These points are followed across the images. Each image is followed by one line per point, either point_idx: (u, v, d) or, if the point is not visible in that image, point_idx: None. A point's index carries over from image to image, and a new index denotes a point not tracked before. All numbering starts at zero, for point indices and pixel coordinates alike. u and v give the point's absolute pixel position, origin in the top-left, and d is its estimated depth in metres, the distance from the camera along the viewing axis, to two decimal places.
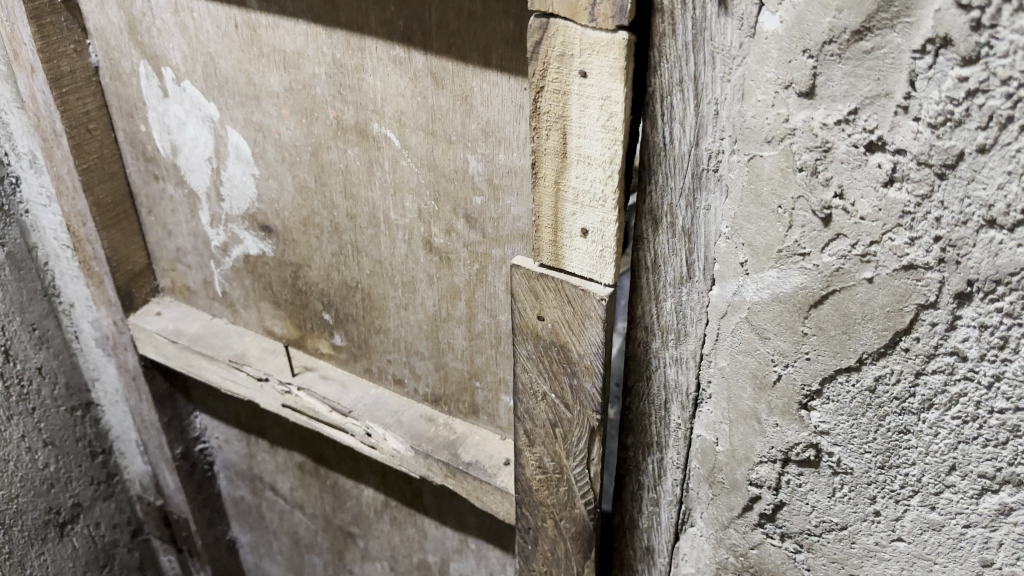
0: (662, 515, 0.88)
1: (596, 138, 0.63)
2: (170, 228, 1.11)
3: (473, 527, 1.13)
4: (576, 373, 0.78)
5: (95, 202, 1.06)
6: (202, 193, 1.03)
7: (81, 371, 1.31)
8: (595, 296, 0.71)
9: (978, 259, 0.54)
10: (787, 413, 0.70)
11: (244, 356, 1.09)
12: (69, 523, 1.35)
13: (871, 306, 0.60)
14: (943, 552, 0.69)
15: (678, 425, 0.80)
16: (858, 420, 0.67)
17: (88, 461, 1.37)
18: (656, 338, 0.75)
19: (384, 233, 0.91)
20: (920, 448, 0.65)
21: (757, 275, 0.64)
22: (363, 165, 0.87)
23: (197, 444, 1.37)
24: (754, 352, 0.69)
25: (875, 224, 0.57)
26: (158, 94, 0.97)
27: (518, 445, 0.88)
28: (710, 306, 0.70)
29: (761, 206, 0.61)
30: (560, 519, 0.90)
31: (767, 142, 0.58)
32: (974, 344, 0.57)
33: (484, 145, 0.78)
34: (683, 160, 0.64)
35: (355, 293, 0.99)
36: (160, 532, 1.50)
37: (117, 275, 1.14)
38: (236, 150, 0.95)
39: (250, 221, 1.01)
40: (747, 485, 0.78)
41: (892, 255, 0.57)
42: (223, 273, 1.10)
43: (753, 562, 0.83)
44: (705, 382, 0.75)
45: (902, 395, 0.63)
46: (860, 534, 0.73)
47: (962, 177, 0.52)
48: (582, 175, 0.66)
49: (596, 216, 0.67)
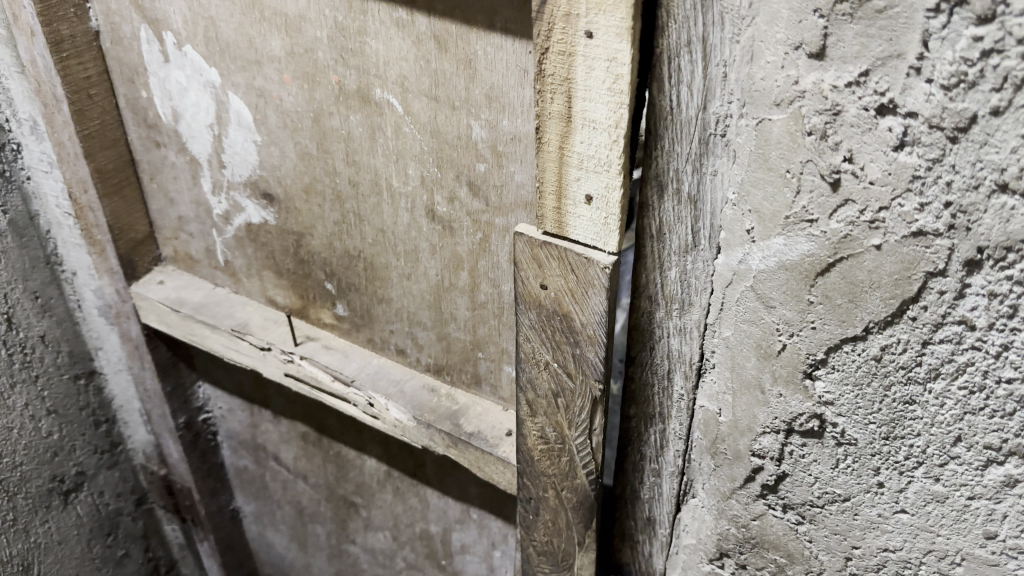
0: (663, 486, 0.88)
1: (601, 101, 0.62)
2: (172, 196, 1.10)
3: (475, 497, 1.13)
4: (579, 342, 0.77)
5: (96, 169, 1.05)
6: (203, 160, 1.02)
7: (84, 340, 1.30)
8: (599, 264, 0.71)
9: (989, 225, 0.53)
10: (791, 382, 0.70)
11: (247, 325, 1.09)
12: (73, 491, 1.36)
13: (878, 275, 0.59)
14: (946, 524, 0.69)
15: (681, 396, 0.79)
16: (863, 390, 0.66)
17: (91, 430, 1.37)
18: (660, 308, 0.75)
19: (386, 201, 0.90)
20: (925, 419, 0.64)
21: (763, 243, 0.63)
22: (365, 131, 0.86)
23: (200, 414, 1.37)
24: (759, 321, 0.68)
25: (884, 189, 0.56)
26: (159, 59, 0.96)
27: (520, 415, 0.88)
28: (715, 275, 0.69)
29: (769, 171, 0.60)
30: (562, 489, 0.90)
31: (776, 106, 0.57)
32: (983, 313, 0.57)
33: (488, 111, 0.76)
34: (690, 124, 0.63)
35: (357, 262, 0.98)
36: (163, 501, 1.51)
37: (119, 243, 1.13)
38: (237, 116, 0.94)
39: (252, 188, 1.00)
40: (749, 456, 0.78)
41: (901, 222, 0.56)
42: (225, 242, 1.09)
43: (754, 533, 0.83)
44: (709, 352, 0.74)
45: (908, 364, 0.62)
46: (863, 506, 0.73)
47: (974, 141, 0.51)
48: (587, 140, 0.65)
49: (601, 181, 0.66)
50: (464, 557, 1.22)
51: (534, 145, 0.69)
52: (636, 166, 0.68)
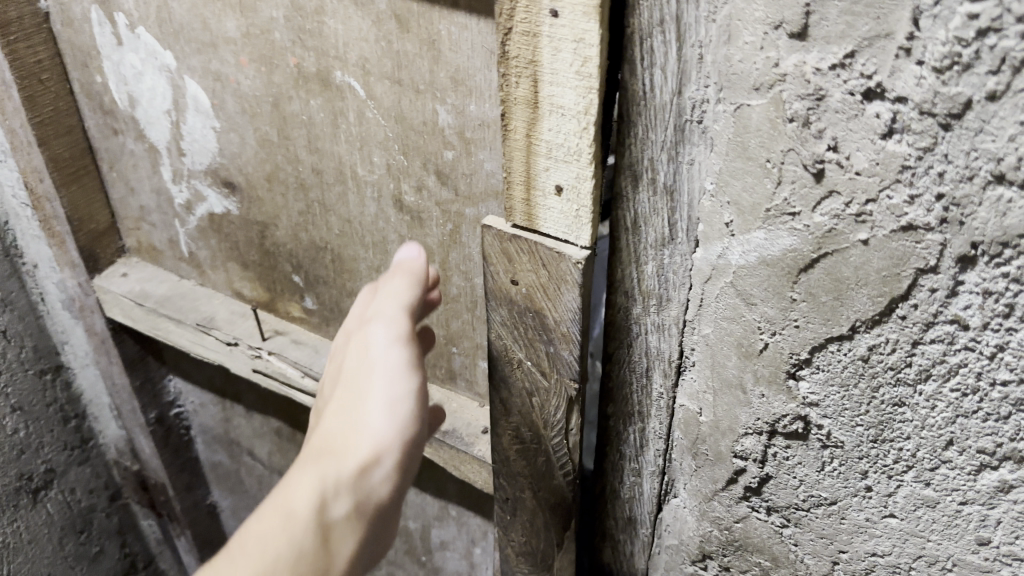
0: (644, 485, 0.84)
1: (569, 85, 0.58)
2: (133, 185, 1.06)
3: (454, 494, 1.10)
4: (552, 340, 0.73)
5: (51, 158, 1.01)
6: (162, 147, 0.98)
7: (49, 334, 1.26)
8: (571, 259, 0.66)
9: (984, 219, 0.49)
10: (774, 383, 0.66)
11: (213, 319, 1.05)
12: (42, 489, 1.32)
13: (866, 271, 0.55)
14: (937, 529, 0.66)
15: (661, 394, 0.76)
16: (850, 391, 0.62)
17: (60, 426, 1.33)
18: (637, 303, 0.71)
19: (352, 190, 0.86)
20: (915, 421, 0.61)
21: (743, 236, 0.59)
22: (327, 117, 0.81)
23: (172, 408, 1.34)
24: (740, 318, 0.64)
25: (871, 180, 0.52)
26: (112, 41, 0.91)
27: (494, 414, 0.84)
28: (694, 270, 0.65)
29: (748, 160, 0.56)
30: (539, 490, 0.86)
31: (755, 90, 0.53)
32: (977, 312, 0.53)
33: (454, 95, 0.72)
34: (664, 110, 0.59)
35: (324, 253, 0.94)
36: (138, 496, 1.47)
37: (79, 234, 1.09)
38: (194, 101, 0.90)
39: (213, 176, 0.96)
40: (731, 457, 0.74)
41: (889, 215, 0.52)
42: (188, 233, 1.05)
43: (738, 536, 0.79)
44: (688, 349, 0.70)
45: (897, 365, 0.59)
46: (850, 510, 0.69)
47: (969, 128, 0.47)
48: (555, 127, 0.61)
49: (571, 171, 0.62)
50: (444, 553, 1.19)
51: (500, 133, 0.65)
52: (609, 153, 0.64)
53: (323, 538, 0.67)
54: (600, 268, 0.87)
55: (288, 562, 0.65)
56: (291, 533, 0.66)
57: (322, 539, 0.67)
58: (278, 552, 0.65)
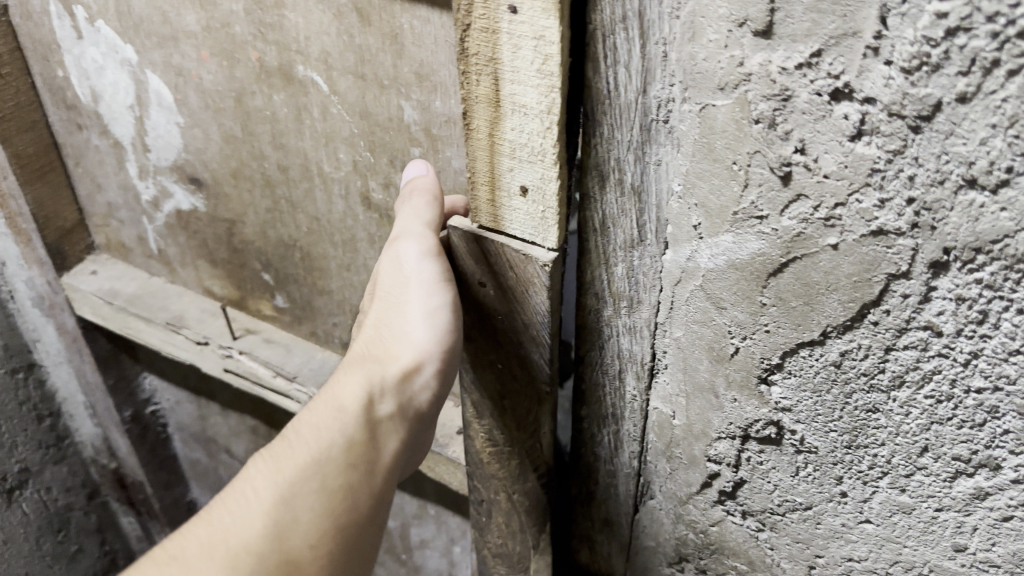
0: (619, 487, 0.83)
1: (531, 84, 0.56)
2: (100, 181, 1.04)
3: (432, 493, 1.08)
4: (522, 343, 0.72)
5: (14, 154, 0.98)
6: (127, 143, 0.96)
7: (20, 332, 1.23)
8: (538, 261, 0.64)
9: (956, 224, 0.47)
10: (746, 387, 0.64)
11: (183, 317, 1.04)
12: (17, 489, 1.30)
13: (836, 276, 0.54)
14: (913, 535, 0.64)
15: (634, 397, 0.74)
16: (822, 397, 0.61)
17: (34, 426, 1.30)
18: (607, 306, 0.69)
19: (318, 187, 0.84)
20: (890, 428, 0.59)
21: (711, 240, 0.58)
22: (291, 112, 0.79)
23: (148, 406, 1.32)
24: (710, 322, 0.62)
25: (840, 183, 0.50)
26: (72, 35, 0.89)
27: (466, 416, 0.82)
28: (663, 272, 0.63)
29: (715, 161, 0.54)
30: (513, 493, 0.84)
31: (720, 90, 0.51)
32: (950, 318, 0.51)
33: (419, 91, 0.70)
34: (629, 109, 0.56)
35: (294, 251, 0.92)
36: (117, 494, 1.46)
37: (46, 232, 1.07)
38: (157, 96, 0.87)
39: (179, 173, 0.94)
40: (705, 461, 0.72)
41: (859, 219, 0.50)
42: (157, 230, 1.04)
43: (713, 539, 0.78)
44: (660, 352, 0.69)
45: (870, 371, 0.57)
46: (826, 515, 0.68)
47: (939, 131, 0.45)
48: (518, 126, 0.58)
49: (536, 172, 0.60)
50: (424, 551, 1.18)
51: (463, 132, 0.63)
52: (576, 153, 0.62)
53: (372, 430, 0.64)
54: (571, 268, 0.86)
55: (342, 450, 0.62)
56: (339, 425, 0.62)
57: (372, 432, 0.64)
58: (331, 440, 0.62)
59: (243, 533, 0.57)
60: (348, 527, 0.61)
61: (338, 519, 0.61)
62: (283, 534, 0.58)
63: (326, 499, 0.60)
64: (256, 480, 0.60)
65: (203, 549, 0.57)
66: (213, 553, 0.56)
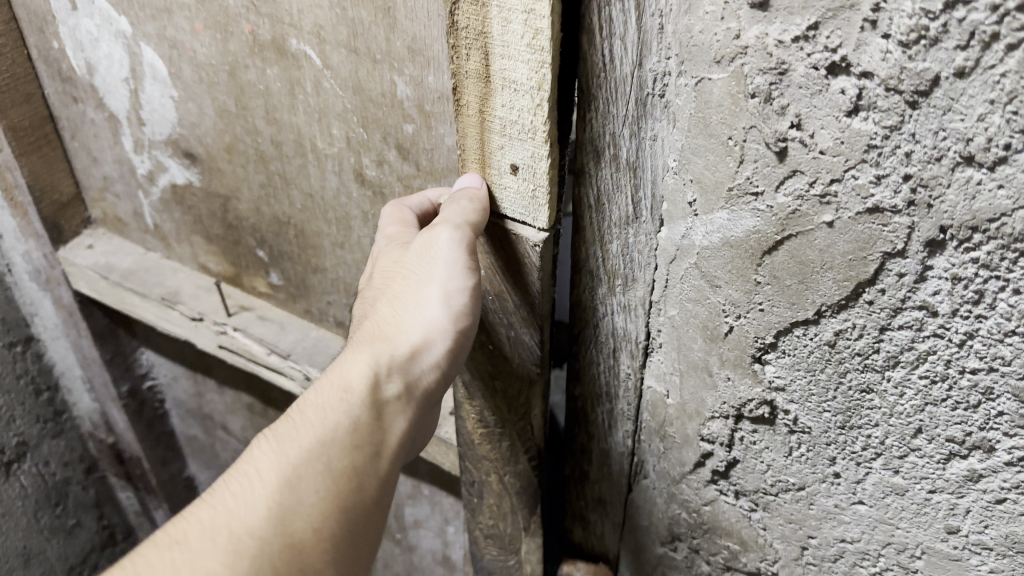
0: (614, 466, 0.83)
1: (520, 58, 0.55)
2: (97, 154, 1.03)
3: (426, 474, 1.08)
4: (512, 324, 0.72)
5: (9, 126, 0.97)
6: (122, 116, 0.95)
7: (18, 306, 1.23)
8: (527, 241, 0.64)
9: (952, 202, 0.47)
10: (740, 366, 0.64)
11: (179, 294, 1.04)
12: (15, 462, 1.30)
13: (831, 254, 0.53)
14: (906, 517, 0.64)
15: (628, 375, 0.73)
16: (816, 376, 0.60)
17: (32, 399, 1.31)
18: (602, 284, 0.68)
19: (312, 163, 0.83)
20: (884, 408, 0.59)
21: (706, 216, 0.57)
22: (284, 87, 0.78)
23: (145, 381, 1.32)
24: (705, 300, 0.62)
25: (836, 159, 0.49)
26: (67, 6, 0.88)
27: (457, 397, 0.81)
28: (659, 250, 0.62)
29: (711, 137, 0.53)
30: (504, 473, 0.84)
31: (716, 63, 0.50)
32: (945, 299, 0.50)
33: (412, 65, 0.69)
34: (625, 83, 0.55)
35: (287, 229, 0.91)
36: (115, 469, 1.47)
37: (42, 205, 1.06)
38: (151, 69, 0.87)
39: (174, 147, 0.93)
40: (698, 441, 0.72)
41: (855, 196, 0.50)
42: (152, 205, 1.04)
43: (706, 519, 0.78)
44: (655, 331, 0.68)
45: (865, 351, 0.56)
46: (818, 496, 0.68)
47: (937, 107, 0.44)
48: (508, 103, 0.58)
49: (526, 149, 0.59)
50: (418, 531, 1.18)
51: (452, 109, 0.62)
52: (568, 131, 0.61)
53: (380, 410, 0.62)
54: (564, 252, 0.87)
55: (346, 432, 0.60)
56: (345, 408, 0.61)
57: (378, 413, 0.62)
58: (335, 422, 0.60)
59: (247, 514, 0.56)
60: (353, 509, 0.60)
61: (343, 502, 0.59)
62: (287, 516, 0.57)
63: (331, 481, 0.59)
64: (260, 461, 0.58)
65: (205, 533, 0.55)
66: (216, 536, 0.55)
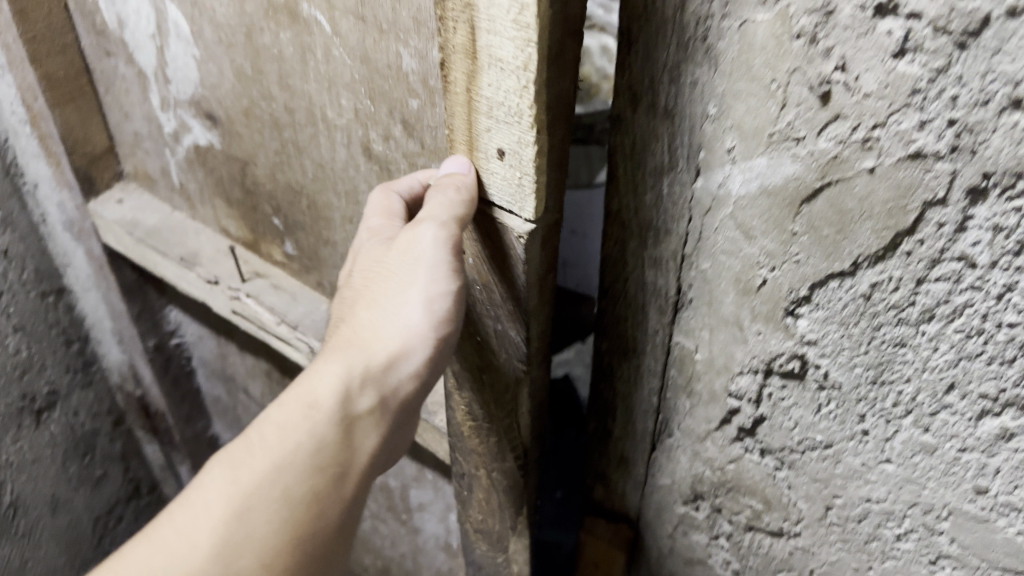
0: (637, 424, 0.83)
1: (507, 36, 0.52)
2: (127, 109, 1.04)
3: (430, 462, 1.09)
4: (499, 317, 0.72)
5: (44, 75, 0.98)
6: (150, 73, 0.96)
7: (51, 255, 1.25)
8: (514, 231, 0.63)
9: (997, 148, 0.46)
10: (772, 319, 0.63)
11: (198, 255, 1.06)
12: (45, 411, 1.33)
13: (870, 202, 0.53)
14: (934, 477, 0.64)
15: (656, 331, 0.73)
16: (849, 330, 0.60)
17: (63, 350, 1.33)
18: (634, 237, 0.68)
19: (323, 133, 0.82)
20: (916, 363, 0.58)
21: (745, 163, 0.57)
22: (296, 52, 0.77)
23: (172, 337, 1.34)
24: (739, 252, 0.61)
25: (879, 103, 0.49)
26: None
27: (448, 387, 0.81)
28: (695, 202, 0.62)
29: (752, 80, 0.53)
30: (492, 470, 0.86)
31: (762, 4, 0.50)
32: (986, 249, 0.50)
33: (417, 38, 0.65)
34: (667, 27, 0.54)
35: (301, 198, 0.92)
36: (142, 422, 1.50)
37: (75, 156, 1.08)
38: (175, 27, 0.87)
39: (196, 108, 0.94)
40: (725, 397, 0.72)
41: (897, 141, 0.49)
42: (178, 163, 1.05)
43: (730, 477, 0.78)
44: (685, 286, 0.68)
45: (900, 304, 0.56)
46: (845, 454, 0.68)
47: (986, 48, 0.44)
48: (495, 82, 0.55)
49: (513, 133, 0.57)
50: (422, 514, 1.20)
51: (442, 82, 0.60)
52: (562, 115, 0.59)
53: (347, 428, 0.65)
54: None
55: (310, 452, 0.64)
56: (312, 424, 0.64)
57: (345, 432, 0.65)
58: (298, 443, 0.64)
59: (196, 545, 0.60)
60: (310, 537, 0.63)
61: (299, 528, 0.62)
62: (236, 548, 0.60)
63: (288, 506, 0.62)
64: (215, 489, 0.62)
65: (154, 566, 0.59)
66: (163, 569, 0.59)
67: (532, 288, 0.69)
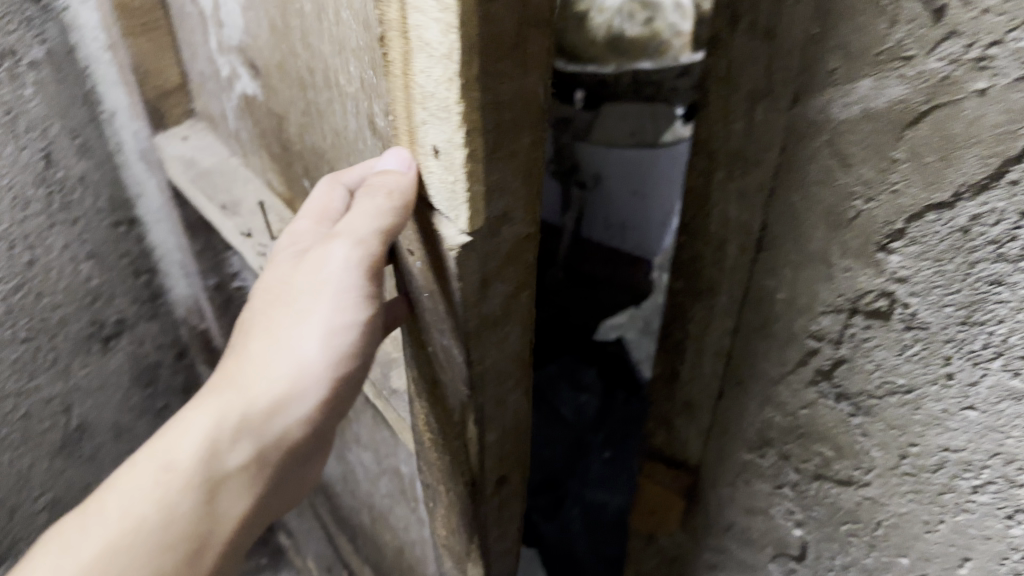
0: (705, 368, 0.82)
1: (432, 22, 0.49)
2: (193, 49, 1.04)
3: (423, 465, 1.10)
4: (444, 334, 0.74)
5: (121, 6, 1.01)
6: (210, 14, 0.96)
7: (126, 185, 1.28)
8: (448, 243, 0.63)
9: None
10: (862, 255, 0.62)
11: (239, 204, 1.06)
12: (113, 338, 1.39)
13: (979, 128, 0.51)
14: (1020, 426, 0.60)
15: (735, 270, 0.72)
16: (944, 266, 0.57)
17: (132, 281, 1.37)
18: (720, 168, 0.66)
19: (338, 99, 0.77)
20: (1012, 303, 0.55)
21: (847, 87, 0.55)
22: (313, 8, 0.72)
23: (235, 279, 1.34)
24: (832, 182, 0.60)
25: (999, 19, 0.46)
26: None
27: (412, 400, 0.91)
28: (790, 129, 0.60)
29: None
30: (448, 486, 0.96)
31: None
32: None
33: None
34: None
35: (324, 163, 0.89)
36: (202, 357, 1.53)
37: (146, 89, 1.10)
38: None
39: (243, 56, 0.93)
40: (804, 338, 0.71)
41: (1014, 61, 0.47)
42: (233, 109, 1.05)
43: (803, 423, 0.77)
44: (769, 221, 0.67)
45: (1001, 238, 0.53)
46: (927, 400, 0.65)
47: None
48: (427, 71, 0.53)
49: (444, 128, 0.55)
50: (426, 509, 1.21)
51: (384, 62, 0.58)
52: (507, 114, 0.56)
53: (212, 485, 0.71)
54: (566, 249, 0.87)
55: (163, 515, 0.70)
56: (170, 475, 0.71)
57: (211, 490, 0.71)
58: (151, 505, 0.70)
59: None
60: None
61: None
62: None
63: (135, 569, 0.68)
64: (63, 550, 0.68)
65: None
66: None
67: (469, 312, 0.69)
